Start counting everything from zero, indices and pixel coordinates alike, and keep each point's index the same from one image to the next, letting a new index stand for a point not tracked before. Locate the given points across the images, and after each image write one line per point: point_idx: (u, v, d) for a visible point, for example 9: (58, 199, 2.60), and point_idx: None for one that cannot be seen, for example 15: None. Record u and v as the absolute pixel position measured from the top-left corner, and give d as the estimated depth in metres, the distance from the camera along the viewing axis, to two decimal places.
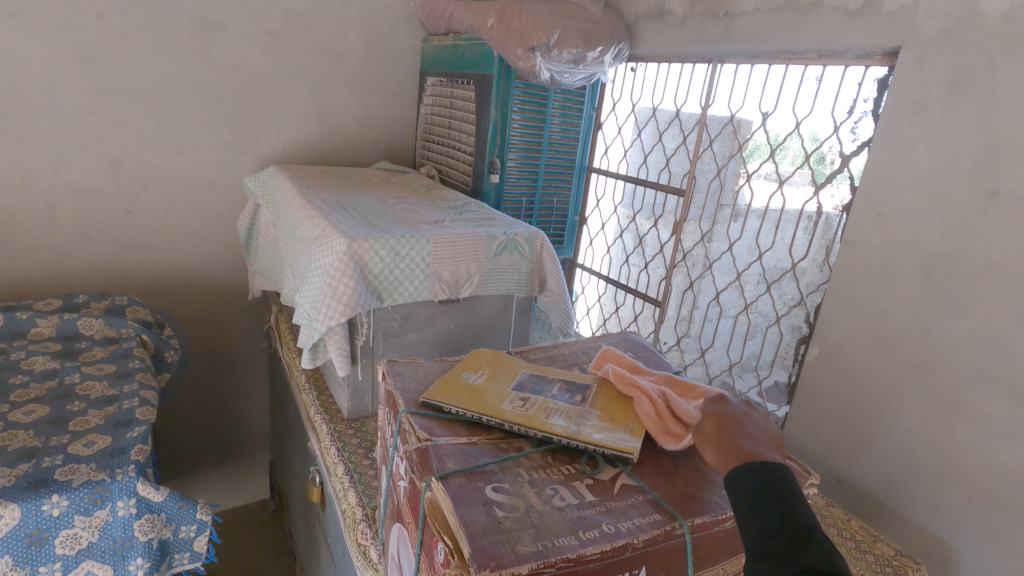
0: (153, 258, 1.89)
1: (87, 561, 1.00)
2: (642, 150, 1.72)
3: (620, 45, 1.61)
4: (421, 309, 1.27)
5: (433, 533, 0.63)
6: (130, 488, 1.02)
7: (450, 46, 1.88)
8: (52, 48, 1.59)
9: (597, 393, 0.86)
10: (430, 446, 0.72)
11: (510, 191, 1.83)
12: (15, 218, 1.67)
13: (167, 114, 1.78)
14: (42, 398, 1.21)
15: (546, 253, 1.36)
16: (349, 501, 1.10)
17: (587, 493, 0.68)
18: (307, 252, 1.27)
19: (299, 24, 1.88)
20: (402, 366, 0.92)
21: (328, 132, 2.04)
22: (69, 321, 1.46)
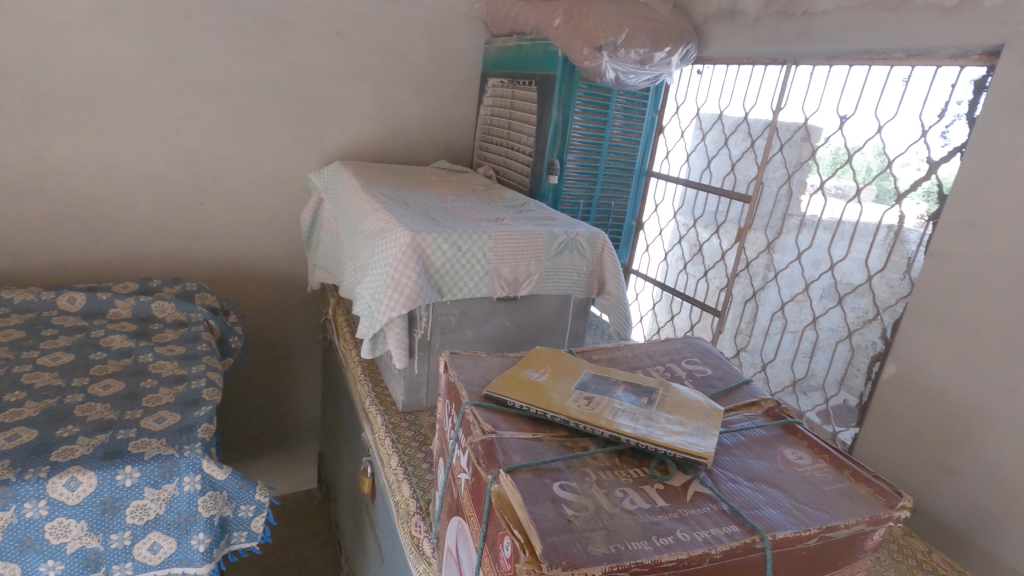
0: (220, 248, 1.97)
1: (154, 532, 1.03)
2: (705, 155, 1.67)
3: (688, 46, 1.57)
4: (478, 306, 1.27)
5: (499, 527, 0.61)
6: (196, 465, 1.05)
7: (513, 47, 1.88)
8: (140, 44, 1.68)
9: (665, 397, 0.83)
10: (495, 439, 0.71)
11: (568, 193, 1.82)
12: (99, 205, 1.77)
13: (240, 110, 1.85)
14: (119, 373, 1.27)
15: (606, 255, 1.33)
16: (401, 493, 1.10)
17: (658, 498, 0.65)
18: (369, 245, 1.28)
19: (367, 25, 1.93)
20: (464, 359, 0.92)
21: (389, 131, 2.08)
22: (144, 303, 1.53)
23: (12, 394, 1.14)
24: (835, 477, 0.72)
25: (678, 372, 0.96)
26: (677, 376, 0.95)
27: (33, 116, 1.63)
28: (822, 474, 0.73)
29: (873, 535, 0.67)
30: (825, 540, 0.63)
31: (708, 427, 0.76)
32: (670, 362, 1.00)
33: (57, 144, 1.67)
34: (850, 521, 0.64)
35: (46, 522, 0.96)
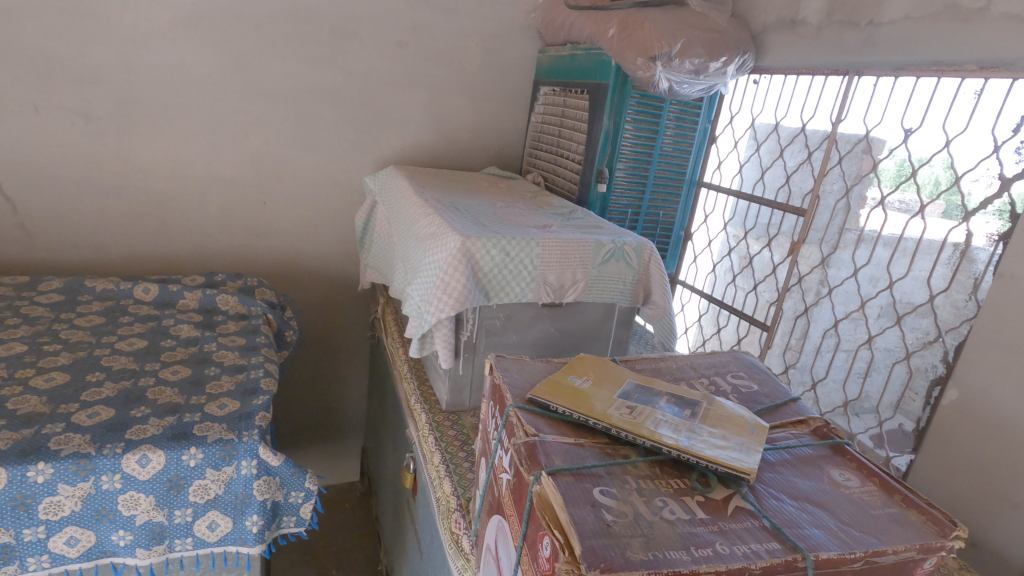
0: (279, 246, 2.07)
1: (213, 511, 1.10)
2: (759, 166, 1.64)
3: (744, 56, 1.55)
4: (524, 311, 1.29)
5: (539, 527, 0.63)
6: (253, 450, 1.11)
7: (567, 56, 1.91)
8: (216, 53, 1.80)
9: (708, 411, 0.83)
10: (537, 442, 0.73)
11: (616, 202, 1.82)
12: (173, 202, 1.90)
13: (303, 116, 1.95)
14: (186, 360, 1.36)
15: (653, 265, 1.33)
16: (443, 490, 1.13)
17: (698, 510, 0.65)
18: (420, 248, 1.33)
19: (425, 34, 1.99)
20: (509, 362, 0.94)
21: (442, 137, 2.14)
22: (210, 296, 1.63)
23: (93, 374, 1.24)
24: (885, 501, 0.71)
25: (723, 386, 0.95)
26: (722, 390, 0.94)
27: (119, 119, 1.76)
28: (870, 497, 0.71)
29: (924, 564, 0.65)
30: (871, 565, 0.62)
31: (752, 443, 0.76)
32: (714, 375, 0.99)
33: (138, 144, 1.80)
34: (899, 547, 0.63)
35: (120, 494, 1.03)
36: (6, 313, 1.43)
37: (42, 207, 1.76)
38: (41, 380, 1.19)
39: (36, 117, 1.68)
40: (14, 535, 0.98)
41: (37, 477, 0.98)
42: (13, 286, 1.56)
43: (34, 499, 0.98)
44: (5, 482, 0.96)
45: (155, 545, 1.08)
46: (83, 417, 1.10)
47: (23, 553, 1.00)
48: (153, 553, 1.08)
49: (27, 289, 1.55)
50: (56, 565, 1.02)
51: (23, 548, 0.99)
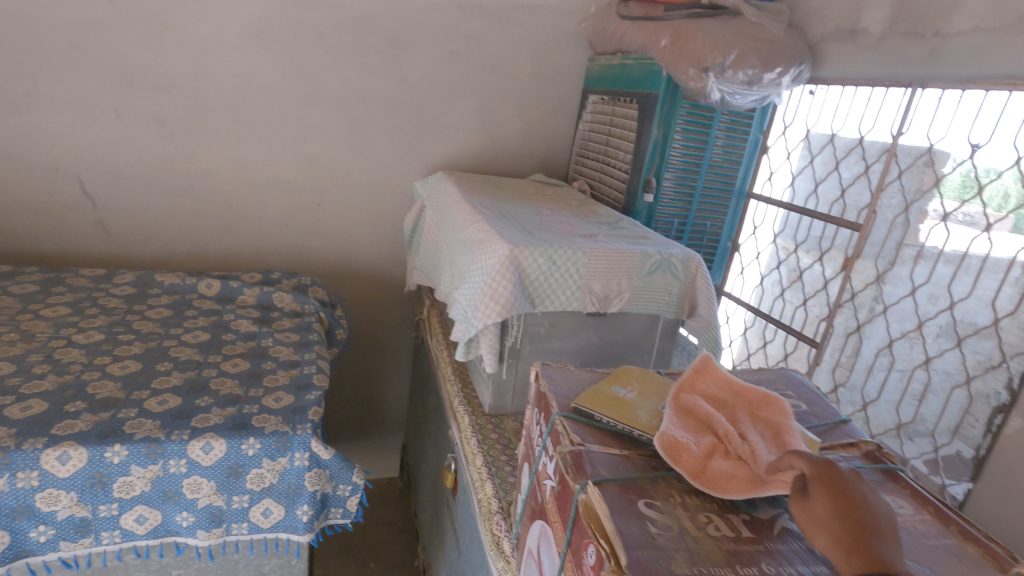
0: (331, 247, 2.15)
1: (267, 499, 1.16)
2: (813, 178, 1.60)
3: (801, 67, 1.52)
4: (568, 318, 1.31)
5: (584, 535, 0.65)
6: (306, 443, 1.17)
7: (617, 65, 1.92)
8: (280, 61, 1.88)
9: None
10: (582, 451, 0.75)
11: (663, 212, 1.81)
12: (235, 202, 2.00)
13: (358, 122, 2.02)
14: (245, 354, 1.43)
15: (700, 277, 1.33)
16: (485, 492, 1.17)
17: (744, 528, 0.66)
18: (468, 253, 1.36)
19: (477, 43, 2.04)
20: (554, 370, 0.96)
21: (490, 144, 2.18)
22: (267, 293, 1.72)
23: (162, 364, 1.33)
24: (940, 532, 0.69)
25: None
26: None
27: (189, 123, 1.87)
28: (924, 526, 0.70)
29: None
30: None
31: None
32: None
33: (206, 148, 1.91)
34: None
35: (185, 478, 1.10)
36: (85, 303, 1.54)
37: (118, 205, 1.89)
38: (116, 367, 1.29)
39: (116, 121, 1.81)
40: (91, 510, 1.06)
41: (113, 458, 1.06)
42: (92, 278, 1.67)
43: (110, 477, 1.06)
44: (86, 461, 1.04)
45: (214, 527, 1.14)
46: (154, 404, 1.18)
47: (98, 527, 1.08)
48: (212, 535, 1.15)
49: (104, 282, 1.67)
50: (126, 540, 1.10)
51: (98, 522, 1.07)
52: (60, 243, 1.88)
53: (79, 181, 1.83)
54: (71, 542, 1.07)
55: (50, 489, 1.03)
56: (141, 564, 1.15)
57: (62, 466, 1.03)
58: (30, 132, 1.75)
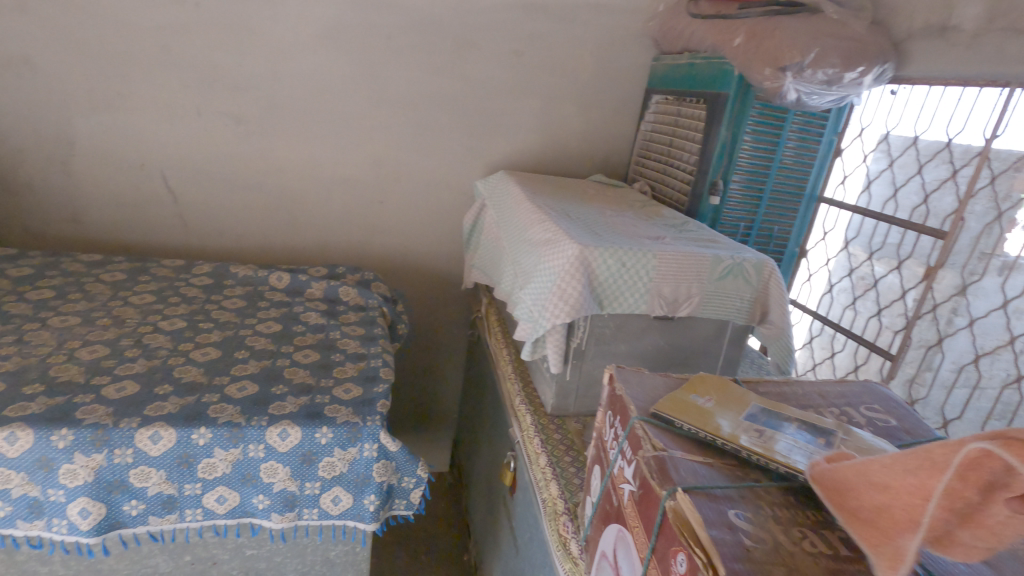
0: (392, 244, 2.20)
1: (337, 487, 1.20)
2: (891, 183, 1.51)
3: (885, 66, 1.44)
4: (635, 321, 1.29)
5: (674, 542, 0.64)
6: (375, 435, 1.19)
7: (684, 64, 1.88)
8: (350, 62, 1.94)
9: (845, 442, 0.79)
10: (666, 457, 0.74)
11: (728, 215, 1.77)
12: (303, 199, 2.07)
13: (422, 121, 2.06)
14: (315, 345, 1.48)
15: (773, 283, 1.29)
16: (549, 492, 1.17)
17: (842, 546, 0.63)
18: (534, 253, 1.36)
19: (541, 44, 2.04)
20: (629, 373, 0.95)
21: (550, 144, 2.18)
22: (333, 287, 1.77)
23: (240, 352, 1.39)
24: None
25: (856, 418, 0.91)
26: (855, 422, 0.89)
27: (264, 122, 1.95)
28: None
29: None
30: None
31: None
32: (846, 406, 0.94)
33: (278, 146, 1.99)
34: None
35: (262, 462, 1.15)
36: (168, 292, 1.63)
37: (196, 200, 1.99)
38: (198, 354, 1.35)
39: (197, 120, 1.90)
40: (177, 488, 1.12)
41: (199, 440, 1.11)
42: (173, 268, 1.77)
43: (195, 458, 1.12)
44: (175, 441, 1.10)
45: (287, 511, 1.19)
46: (234, 389, 1.24)
47: (183, 505, 1.14)
48: (285, 519, 1.19)
49: (184, 272, 1.76)
50: (207, 518, 1.16)
51: (183, 500, 1.13)
52: (143, 235, 1.99)
53: (162, 176, 1.94)
54: (159, 517, 1.13)
55: (142, 466, 1.09)
56: (217, 542, 1.22)
57: (153, 446, 1.09)
58: (120, 129, 1.86)
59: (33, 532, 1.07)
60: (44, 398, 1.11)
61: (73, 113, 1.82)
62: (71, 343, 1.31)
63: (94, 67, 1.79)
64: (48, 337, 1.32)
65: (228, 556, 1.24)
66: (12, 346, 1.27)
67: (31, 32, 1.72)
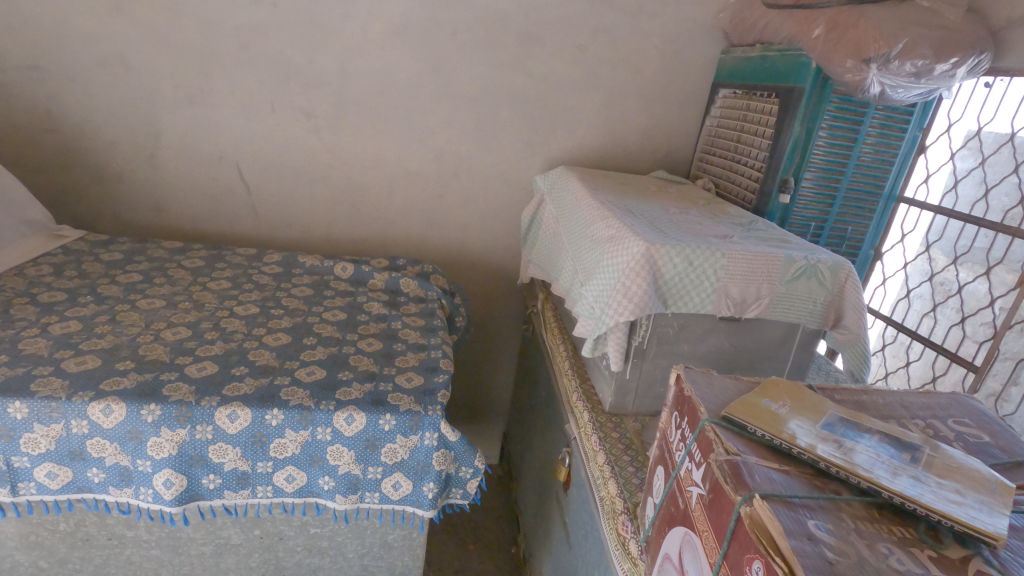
0: (451, 237, 2.23)
1: (398, 473, 1.24)
2: (982, 182, 1.40)
3: (981, 56, 1.34)
4: (700, 322, 1.26)
5: (749, 550, 0.62)
6: (436, 424, 1.22)
7: (756, 57, 1.82)
8: (417, 59, 1.97)
9: (933, 458, 0.74)
10: (740, 461, 0.72)
11: (798, 214, 1.69)
12: (367, 192, 2.13)
13: (484, 116, 2.07)
14: (378, 334, 1.52)
15: (850, 286, 1.22)
16: (608, 490, 1.17)
17: (932, 566, 0.60)
18: (597, 250, 1.34)
19: (606, 37, 2.01)
20: (697, 375, 0.93)
21: (611, 139, 2.16)
22: (395, 278, 1.81)
23: (308, 338, 1.45)
24: None
25: (943, 431, 0.85)
26: (942, 435, 0.84)
27: (333, 117, 2.02)
28: None
29: None
30: None
31: (996, 503, 0.67)
32: (932, 419, 0.88)
33: (345, 140, 2.05)
34: None
35: (329, 445, 1.19)
36: (242, 279, 1.72)
37: (268, 191, 2.08)
38: (271, 339, 1.42)
39: (271, 115, 1.98)
40: (250, 465, 1.18)
41: (272, 420, 1.16)
42: (246, 257, 1.86)
43: (268, 438, 1.17)
44: (250, 420, 1.16)
45: (350, 494, 1.23)
46: (303, 374, 1.29)
47: (255, 481, 1.20)
48: (348, 500, 1.24)
49: (256, 260, 1.84)
50: (276, 496, 1.22)
51: (256, 477, 1.19)
52: (219, 224, 2.10)
53: (237, 168, 2.04)
54: (233, 492, 1.19)
55: (220, 442, 1.15)
56: (284, 519, 1.28)
57: (230, 424, 1.15)
58: (201, 124, 1.97)
59: (123, 498, 1.16)
60: (135, 375, 1.20)
61: (160, 108, 1.93)
62: (157, 324, 1.40)
63: (180, 65, 1.89)
64: (137, 318, 1.42)
65: (293, 533, 1.30)
66: (106, 325, 1.37)
67: (125, 33, 1.84)
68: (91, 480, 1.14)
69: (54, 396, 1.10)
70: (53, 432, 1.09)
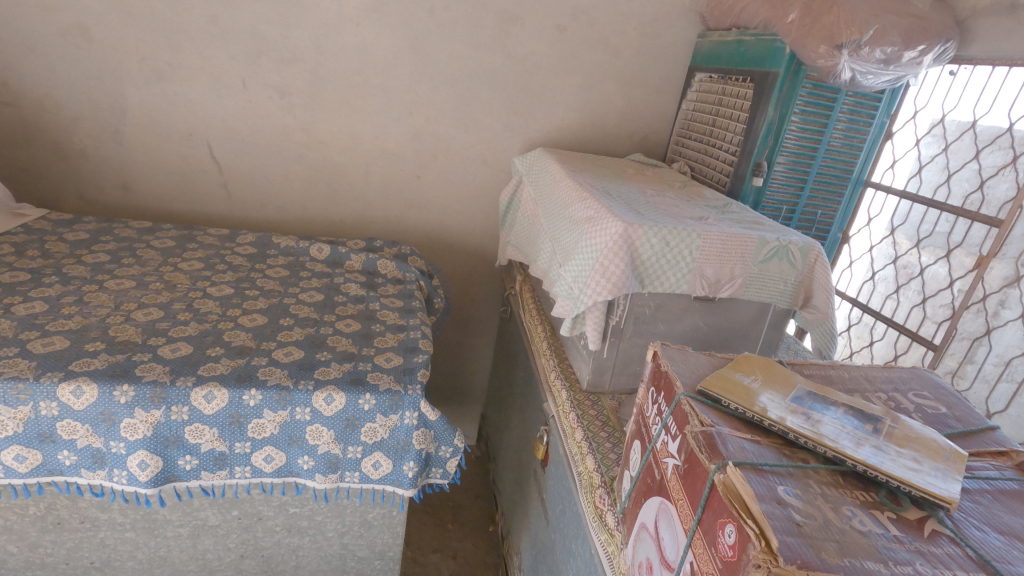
0: (428, 218, 2.22)
1: (378, 452, 1.24)
2: (945, 168, 1.44)
3: (947, 45, 1.38)
4: (675, 301, 1.29)
5: (722, 515, 0.65)
6: (416, 403, 1.22)
7: (731, 41, 1.84)
8: (394, 36, 1.94)
9: (894, 429, 0.78)
10: (714, 432, 0.74)
11: (771, 197, 1.73)
12: (343, 172, 2.10)
13: (462, 96, 2.05)
14: (356, 315, 1.51)
15: (820, 267, 1.26)
16: (585, 465, 1.20)
17: (892, 527, 0.63)
18: (576, 231, 1.35)
19: (585, 18, 2.01)
20: (674, 352, 0.95)
21: (590, 121, 2.17)
22: (372, 260, 1.80)
23: (285, 319, 1.43)
24: None
25: (904, 403, 0.89)
26: (903, 407, 0.88)
27: (308, 96, 1.97)
28: None
29: None
30: None
31: (950, 470, 0.71)
32: (893, 391, 0.93)
33: (321, 118, 2.01)
34: None
35: (308, 425, 1.19)
36: (214, 259, 1.68)
37: (240, 171, 2.03)
38: (246, 320, 1.40)
39: (243, 91, 1.93)
40: (228, 446, 1.17)
41: (250, 400, 1.15)
42: (218, 237, 1.82)
43: (246, 418, 1.16)
44: (227, 401, 1.14)
45: (330, 473, 1.24)
46: (281, 354, 1.28)
47: (233, 462, 1.19)
48: (328, 480, 1.24)
49: (229, 241, 1.81)
50: (255, 476, 1.21)
51: (233, 458, 1.19)
52: (189, 203, 2.05)
53: (207, 145, 1.98)
54: (210, 473, 1.19)
55: (197, 423, 1.14)
56: (263, 499, 1.28)
57: (207, 405, 1.13)
58: (170, 99, 1.90)
59: (96, 481, 1.14)
60: (106, 356, 1.17)
61: (125, 82, 1.86)
62: (127, 305, 1.37)
63: (147, 38, 1.82)
64: (106, 299, 1.38)
65: (272, 514, 1.30)
66: (73, 306, 1.33)
67: (88, 2, 1.76)
68: (62, 462, 1.11)
69: (21, 377, 1.07)
70: (21, 414, 1.07)
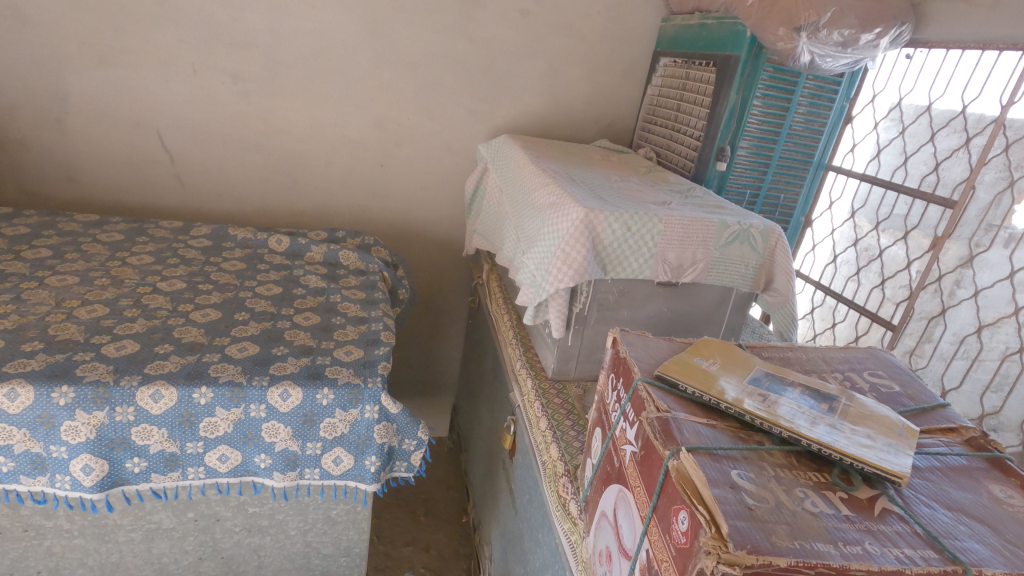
0: (393, 207, 2.17)
1: (338, 448, 1.21)
2: (902, 151, 1.46)
3: (902, 28, 1.38)
4: (639, 287, 1.28)
5: (676, 501, 0.64)
6: (376, 397, 1.19)
7: (695, 24, 1.83)
8: (352, 20, 1.88)
9: (848, 407, 0.78)
10: (670, 418, 0.73)
11: (735, 181, 1.74)
12: (303, 161, 2.04)
13: (425, 82, 2.00)
14: (316, 308, 1.47)
15: (780, 250, 1.27)
16: (549, 454, 1.19)
17: (843, 507, 0.63)
18: (538, 217, 1.33)
19: (549, 2, 1.98)
20: (634, 337, 0.94)
21: (556, 107, 2.14)
22: (334, 251, 1.75)
23: (240, 313, 1.38)
24: None
25: (859, 383, 0.90)
26: (859, 387, 0.89)
27: (264, 82, 1.90)
28: None
29: None
30: None
31: (901, 446, 0.71)
32: (849, 371, 0.93)
33: (278, 105, 1.94)
34: None
35: (264, 422, 1.15)
36: (166, 253, 1.61)
37: (194, 161, 1.96)
38: (198, 315, 1.34)
39: (194, 78, 1.85)
40: (179, 446, 1.13)
41: (201, 399, 1.11)
42: (171, 230, 1.75)
43: (197, 417, 1.12)
44: (176, 400, 1.10)
45: (289, 470, 1.20)
46: (235, 350, 1.23)
47: (185, 463, 1.14)
48: (287, 477, 1.21)
49: (182, 234, 1.74)
50: (209, 477, 1.17)
51: (186, 458, 1.14)
52: (140, 195, 1.97)
53: (158, 134, 1.89)
54: (161, 475, 1.14)
55: (144, 424, 1.09)
56: (220, 500, 1.24)
57: (154, 404, 1.09)
58: (115, 86, 1.81)
59: (37, 487, 1.08)
60: (44, 356, 1.11)
61: (66, 68, 1.77)
62: (69, 302, 1.30)
63: (88, 21, 1.73)
64: (47, 296, 1.31)
65: (230, 514, 1.26)
66: (10, 304, 1.26)
67: None
68: None
69: None
70: None
